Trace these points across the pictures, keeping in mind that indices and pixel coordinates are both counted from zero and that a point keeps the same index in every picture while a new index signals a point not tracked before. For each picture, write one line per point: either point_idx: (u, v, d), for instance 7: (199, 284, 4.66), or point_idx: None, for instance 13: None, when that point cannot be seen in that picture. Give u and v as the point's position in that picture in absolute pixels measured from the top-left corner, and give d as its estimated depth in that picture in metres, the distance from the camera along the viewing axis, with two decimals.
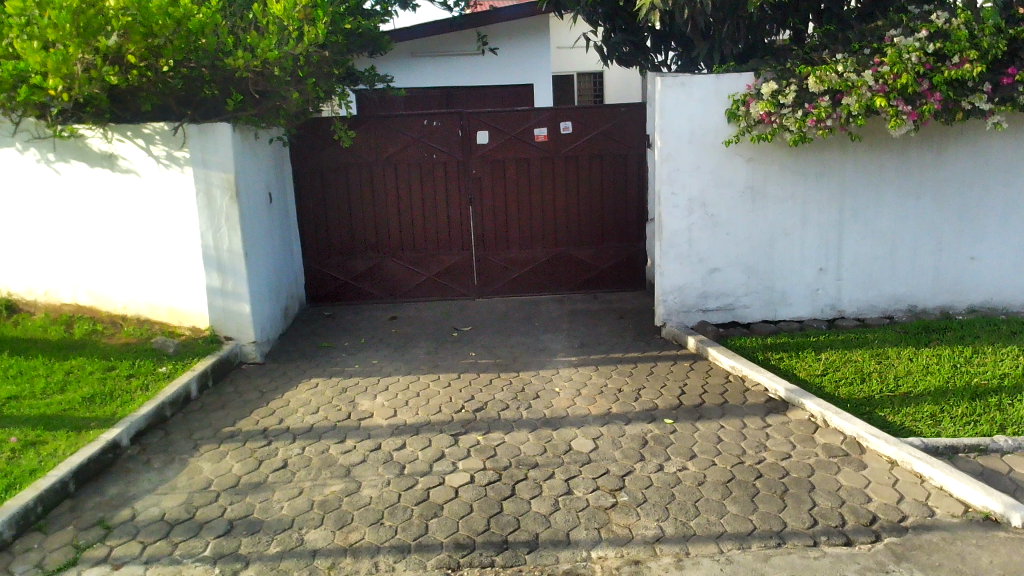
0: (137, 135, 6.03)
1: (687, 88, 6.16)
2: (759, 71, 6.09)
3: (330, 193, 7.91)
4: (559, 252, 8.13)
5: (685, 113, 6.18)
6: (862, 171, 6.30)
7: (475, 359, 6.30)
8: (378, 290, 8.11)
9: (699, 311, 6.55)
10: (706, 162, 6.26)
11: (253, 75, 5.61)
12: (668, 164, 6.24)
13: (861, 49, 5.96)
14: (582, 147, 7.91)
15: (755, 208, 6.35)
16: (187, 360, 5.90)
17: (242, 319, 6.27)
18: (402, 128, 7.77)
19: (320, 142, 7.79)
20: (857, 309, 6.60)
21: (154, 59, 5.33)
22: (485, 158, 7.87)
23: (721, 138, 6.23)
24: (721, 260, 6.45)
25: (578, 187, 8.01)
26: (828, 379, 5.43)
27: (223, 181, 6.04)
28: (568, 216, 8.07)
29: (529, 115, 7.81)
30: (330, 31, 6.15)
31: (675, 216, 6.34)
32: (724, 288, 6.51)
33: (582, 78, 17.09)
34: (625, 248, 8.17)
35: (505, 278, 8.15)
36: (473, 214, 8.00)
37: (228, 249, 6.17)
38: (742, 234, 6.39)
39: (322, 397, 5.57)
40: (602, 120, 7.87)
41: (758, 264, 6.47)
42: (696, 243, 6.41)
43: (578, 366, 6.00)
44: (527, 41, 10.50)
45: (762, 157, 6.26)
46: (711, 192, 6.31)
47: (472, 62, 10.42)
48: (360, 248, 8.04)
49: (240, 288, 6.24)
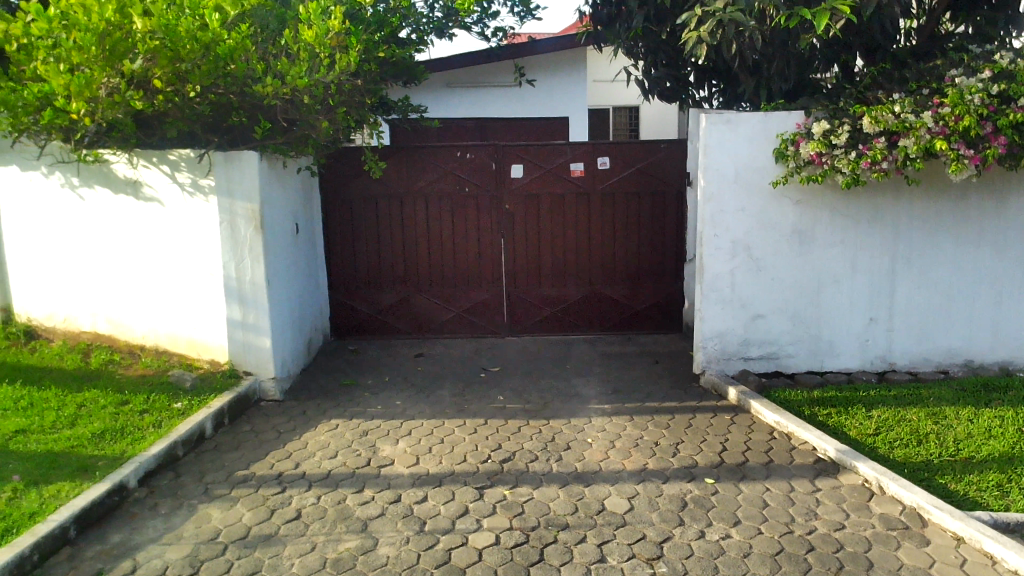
0: (162, 162, 5.86)
1: (733, 126, 5.87)
2: (810, 110, 5.79)
3: (359, 224, 7.70)
4: (593, 292, 7.83)
5: (730, 151, 5.89)
6: (917, 217, 5.96)
7: (504, 403, 6.01)
8: (405, 325, 7.85)
9: (740, 359, 6.20)
10: (751, 203, 5.95)
11: (282, 102, 5.43)
12: (711, 203, 5.95)
13: (918, 89, 5.66)
14: (619, 183, 7.64)
15: (802, 252, 6.02)
16: (203, 396, 5.66)
17: (262, 354, 6.03)
18: (435, 160, 7.56)
19: (350, 172, 7.60)
20: (909, 362, 6.22)
21: (181, 83, 5.17)
22: (519, 193, 7.63)
23: (768, 178, 5.93)
24: (764, 306, 6.12)
25: (615, 225, 7.73)
26: (881, 440, 5.07)
27: (247, 211, 5.83)
28: (603, 254, 7.78)
29: (565, 149, 7.57)
30: (363, 59, 5.95)
31: (717, 259, 6.03)
32: (767, 336, 6.16)
33: (618, 112, 16.91)
34: (663, 290, 7.85)
35: (536, 317, 7.86)
36: (505, 249, 7.74)
37: (250, 280, 5.94)
38: (788, 279, 6.06)
39: (342, 440, 5.30)
40: (642, 156, 7.61)
41: (805, 311, 6.13)
42: (739, 287, 6.08)
43: (611, 414, 5.69)
44: (565, 75, 10.30)
45: (811, 200, 5.95)
46: (756, 234, 6.00)
47: (508, 94, 10.24)
48: (388, 282, 7.81)
49: (261, 321, 6.00)
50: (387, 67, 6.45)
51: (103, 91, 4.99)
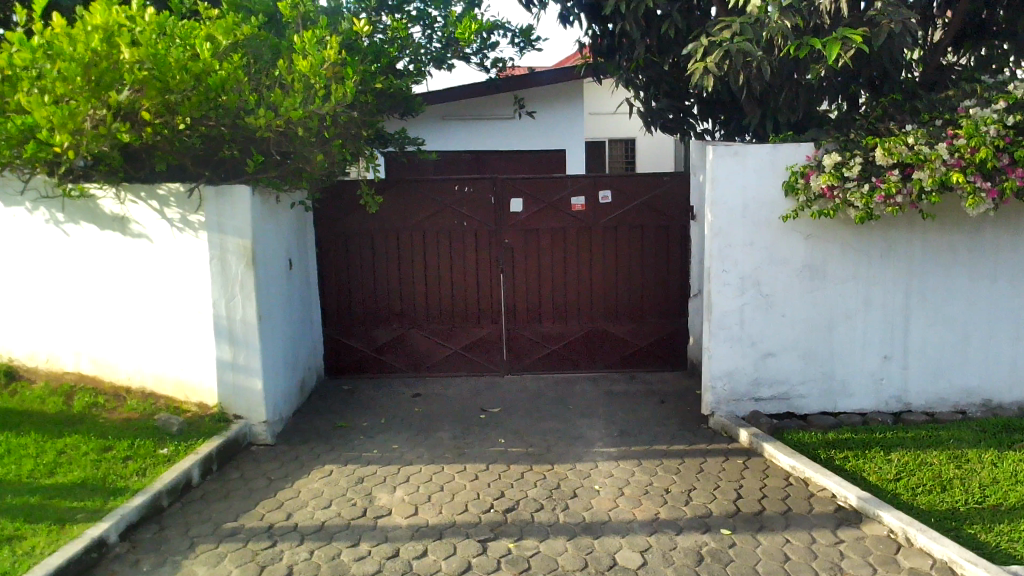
0: (150, 197, 5.66)
1: (741, 158, 5.70)
2: (819, 141, 5.63)
3: (354, 260, 7.48)
4: (596, 328, 7.61)
5: (738, 184, 5.71)
6: (931, 252, 5.78)
7: (505, 447, 5.75)
8: (401, 364, 7.61)
9: (750, 399, 5.96)
10: (760, 237, 5.76)
11: (276, 135, 5.22)
12: (718, 238, 5.76)
13: (931, 120, 5.48)
14: (622, 217, 7.46)
15: (813, 288, 5.82)
16: (191, 441, 5.39)
17: (253, 396, 5.76)
18: (432, 193, 7.37)
19: (345, 206, 7.40)
20: (926, 402, 5.99)
21: (171, 115, 4.98)
22: (519, 227, 7.44)
23: (777, 212, 5.75)
24: (775, 344, 5.90)
25: (617, 260, 7.53)
26: (904, 486, 4.83)
27: (239, 247, 5.61)
28: (606, 290, 7.58)
29: (566, 183, 7.39)
30: (359, 91, 5.76)
31: (726, 295, 5.82)
32: (778, 375, 5.94)
33: (614, 144, 16.83)
34: (667, 326, 7.63)
35: (536, 354, 7.62)
36: (504, 285, 7.54)
37: (241, 319, 5.69)
38: (799, 316, 5.86)
39: (336, 488, 5.03)
40: (644, 189, 7.43)
41: (817, 349, 5.91)
42: (749, 325, 5.87)
43: (618, 459, 5.44)
44: (563, 108, 10.17)
45: (822, 234, 5.76)
46: (766, 270, 5.80)
47: (505, 126, 10.10)
48: (384, 319, 7.58)
49: (252, 362, 5.74)
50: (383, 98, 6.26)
51: (88, 123, 4.79)
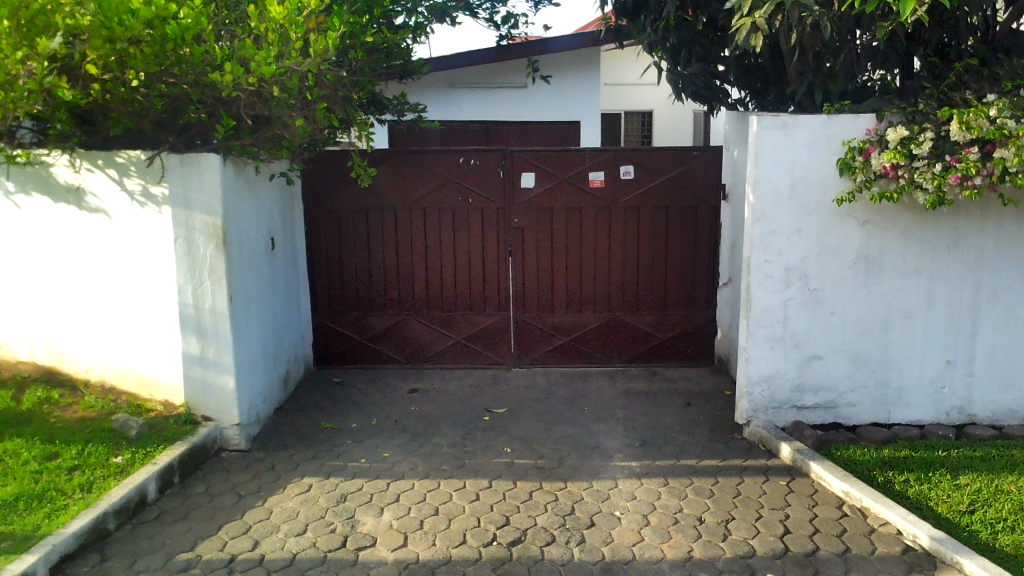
0: (108, 165, 4.93)
1: (790, 130, 4.91)
2: (882, 112, 4.85)
3: (347, 239, 6.74)
4: (614, 318, 6.88)
5: (786, 161, 4.93)
6: (1007, 243, 5.00)
7: (511, 458, 5.04)
8: (399, 354, 6.90)
9: (792, 408, 5.22)
10: (809, 223, 5.00)
11: (247, 95, 4.46)
12: (761, 223, 4.99)
13: (1014, 89, 4.67)
14: (645, 196, 6.69)
15: (869, 282, 5.06)
16: (150, 448, 4.69)
17: (224, 396, 5.04)
18: (435, 166, 6.61)
19: (337, 179, 6.64)
20: (992, 415, 5.24)
21: (121, 70, 4.23)
22: (530, 206, 6.69)
23: (830, 194, 4.97)
24: (823, 346, 5.14)
25: (639, 244, 6.78)
26: (981, 521, 4.10)
27: (207, 225, 4.84)
28: (625, 276, 6.84)
29: (583, 157, 6.62)
30: (347, 45, 4.97)
31: (767, 289, 5.07)
32: (824, 381, 5.19)
33: (630, 117, 16.05)
34: (692, 317, 6.88)
35: (546, 346, 6.90)
36: (513, 270, 6.80)
37: (210, 309, 4.95)
38: (850, 315, 5.10)
39: (315, 509, 4.34)
40: (670, 165, 6.65)
41: (869, 352, 5.16)
42: (793, 324, 5.11)
43: (641, 477, 4.73)
44: (579, 77, 9.35)
45: (880, 221, 4.99)
46: (815, 260, 5.04)
47: (516, 96, 9.31)
48: (379, 305, 6.85)
49: (222, 357, 5.00)
50: (376, 55, 5.44)
51: (20, 76, 4.05)
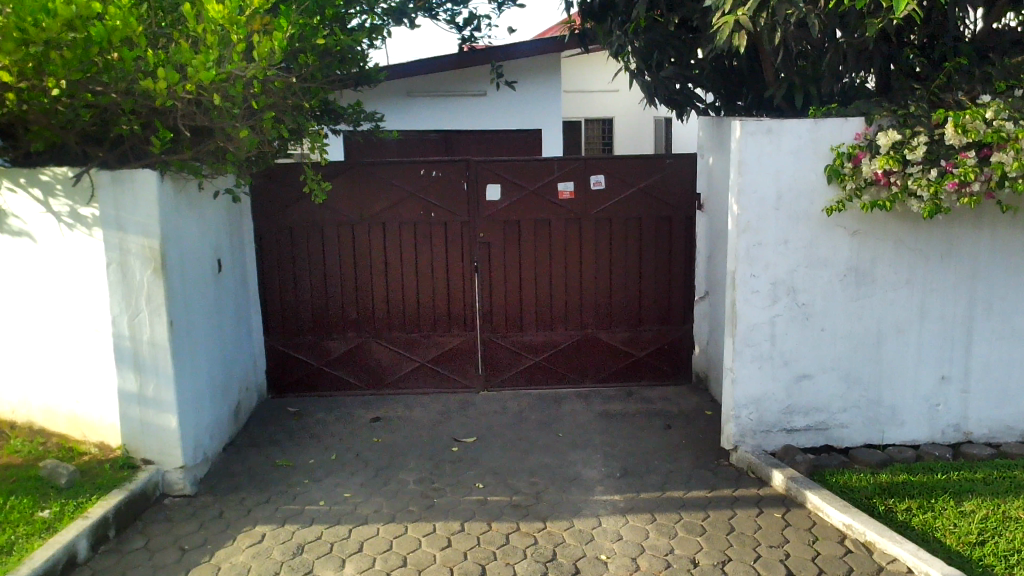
0: (32, 183, 4.44)
1: (775, 136, 4.60)
2: (871, 115, 4.56)
3: (301, 257, 6.30)
4: (587, 336, 6.53)
5: (771, 168, 4.62)
6: (1001, 251, 4.75)
7: (484, 495, 4.65)
8: (359, 379, 6.47)
9: (782, 430, 4.90)
10: (797, 234, 4.69)
11: (184, 105, 4.02)
12: (746, 235, 4.68)
13: (1009, 89, 4.41)
14: (617, 206, 6.35)
15: (859, 296, 4.77)
16: (82, 498, 4.20)
17: (165, 437, 4.56)
18: (394, 178, 6.21)
19: (289, 194, 6.20)
20: (988, 432, 4.98)
21: (39, 77, 3.77)
22: (496, 219, 6.31)
23: (818, 204, 4.67)
24: (813, 364, 4.84)
25: (611, 257, 6.44)
26: (994, 553, 3.81)
27: (143, 249, 4.37)
28: (598, 291, 6.49)
29: (551, 166, 6.27)
30: (295, 48, 4.55)
31: (754, 305, 4.75)
32: (815, 401, 4.88)
33: (590, 124, 15.80)
34: (668, 333, 6.56)
35: (516, 367, 6.53)
36: (479, 287, 6.42)
37: (148, 340, 4.46)
38: (841, 331, 4.81)
39: (268, 564, 3.90)
40: (643, 174, 6.32)
41: (861, 370, 4.86)
42: (782, 342, 4.80)
43: (626, 513, 4.37)
44: (542, 83, 9.00)
45: (871, 230, 4.70)
46: (803, 274, 4.74)
47: (476, 103, 8.94)
48: (337, 327, 6.42)
49: (163, 394, 4.52)
50: (327, 59, 5.02)
51: None
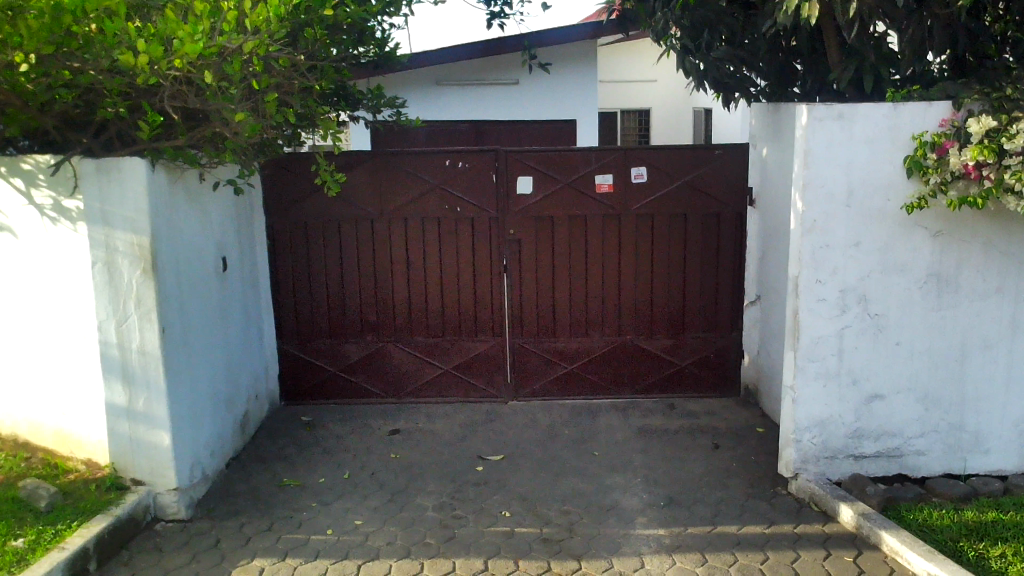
0: (12, 172, 3.97)
1: (847, 124, 4.02)
2: (960, 99, 3.96)
3: (317, 255, 5.83)
4: (625, 343, 5.99)
5: (843, 160, 4.04)
6: None
7: (510, 525, 4.14)
8: (379, 387, 6.00)
9: (848, 457, 4.33)
10: (870, 235, 4.11)
11: (173, 84, 3.54)
12: (812, 236, 4.10)
13: None
14: (660, 201, 5.79)
15: (941, 306, 4.18)
16: (62, 525, 3.75)
17: (157, 456, 4.10)
18: (416, 170, 5.70)
19: (304, 187, 5.72)
20: None
21: (6, 51, 3.30)
22: (528, 215, 5.78)
23: (896, 201, 4.08)
24: (885, 383, 4.25)
25: (653, 257, 5.88)
26: None
27: (132, 246, 3.90)
28: (638, 294, 5.94)
29: (588, 157, 5.72)
30: (303, 23, 4.07)
31: (819, 316, 4.18)
32: (887, 425, 4.29)
33: (627, 115, 15.23)
34: (714, 341, 5.99)
35: (548, 376, 6.01)
36: (508, 288, 5.90)
37: (137, 348, 4.00)
38: (919, 345, 4.22)
39: None
40: (689, 166, 5.75)
41: (942, 390, 4.26)
42: (851, 357, 4.22)
43: (673, 553, 3.83)
44: (578, 72, 8.44)
45: (956, 231, 4.10)
46: (876, 280, 4.15)
47: (508, 93, 8.42)
48: (355, 331, 5.94)
49: (154, 409, 4.05)
50: (338, 33, 4.53)
51: None
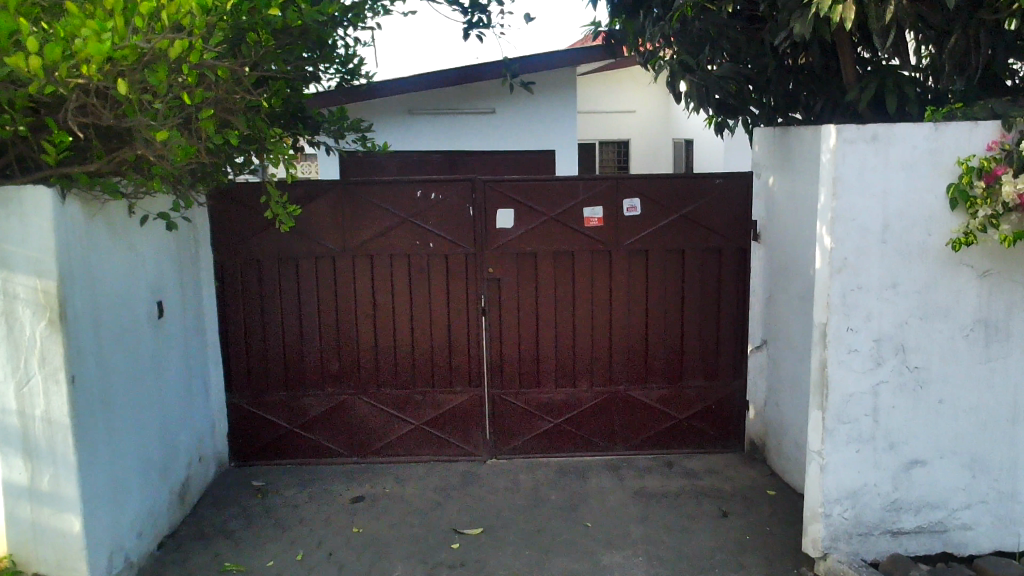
0: None
1: (882, 147, 3.47)
2: (1010, 118, 3.42)
3: (272, 297, 5.17)
4: (617, 394, 5.36)
5: (877, 189, 3.49)
6: None
7: None
8: (341, 445, 5.32)
9: (885, 534, 3.72)
10: (908, 276, 3.55)
11: (80, 94, 2.90)
12: (843, 277, 3.53)
13: None
14: (655, 236, 5.21)
15: (990, 357, 3.61)
16: None
17: (66, 545, 3.38)
18: (384, 201, 5.09)
19: (257, 220, 5.08)
20: None
21: None
22: (509, 252, 5.18)
23: (939, 236, 3.52)
24: (927, 447, 3.66)
25: (648, 298, 5.29)
26: None
27: (34, 293, 3.23)
28: (631, 339, 5.33)
29: (576, 188, 5.14)
30: (248, 25, 3.47)
31: (851, 370, 3.59)
32: (929, 496, 3.70)
33: (605, 146, 14.80)
34: (716, 390, 5.39)
35: (531, 431, 5.37)
36: (486, 333, 5.28)
37: (42, 417, 3.31)
38: (965, 402, 3.63)
39: None
40: (687, 197, 5.18)
41: (991, 454, 3.68)
42: (887, 417, 3.63)
43: None
44: (561, 100, 7.88)
45: (1006, 271, 3.55)
46: (916, 328, 3.58)
47: (485, 122, 7.87)
48: (314, 382, 5.27)
49: (62, 488, 3.36)
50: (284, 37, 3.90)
51: None
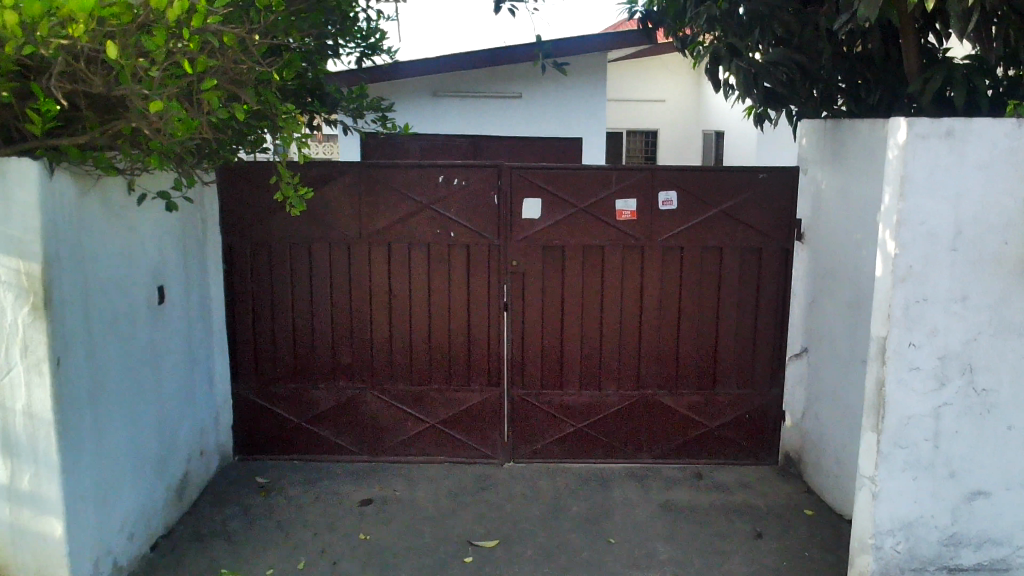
0: None
1: (958, 145, 3.11)
2: None
3: (282, 284, 4.89)
4: (645, 399, 5.04)
5: (950, 190, 3.14)
6: None
7: None
8: (351, 443, 5.04)
9: (941, 569, 3.38)
10: (980, 288, 3.19)
11: (67, 57, 2.60)
12: (907, 287, 3.18)
13: None
14: (691, 232, 4.87)
15: None
16: None
17: (47, 550, 3.11)
18: (403, 186, 4.77)
19: (268, 203, 4.79)
20: None
21: None
22: (534, 244, 4.86)
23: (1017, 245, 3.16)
24: (992, 476, 3.31)
25: (681, 298, 4.95)
26: None
27: (16, 276, 2.95)
28: (661, 341, 5.00)
29: (608, 178, 4.80)
30: None
31: (911, 390, 3.25)
32: (991, 530, 3.36)
33: (633, 136, 14.41)
34: (750, 399, 5.05)
35: (551, 435, 5.06)
36: (507, 330, 4.96)
37: (23, 411, 3.04)
38: None
39: None
40: (728, 191, 4.83)
41: None
42: (949, 442, 3.29)
43: None
44: (592, 86, 7.53)
45: None
46: (986, 346, 3.23)
47: (512, 107, 7.53)
48: (324, 376, 4.98)
49: (44, 489, 3.08)
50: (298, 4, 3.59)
51: None
